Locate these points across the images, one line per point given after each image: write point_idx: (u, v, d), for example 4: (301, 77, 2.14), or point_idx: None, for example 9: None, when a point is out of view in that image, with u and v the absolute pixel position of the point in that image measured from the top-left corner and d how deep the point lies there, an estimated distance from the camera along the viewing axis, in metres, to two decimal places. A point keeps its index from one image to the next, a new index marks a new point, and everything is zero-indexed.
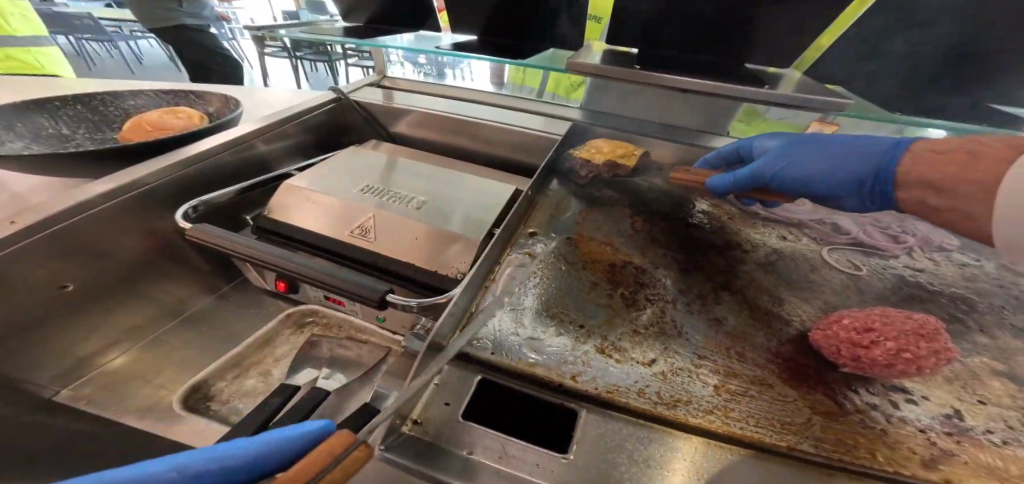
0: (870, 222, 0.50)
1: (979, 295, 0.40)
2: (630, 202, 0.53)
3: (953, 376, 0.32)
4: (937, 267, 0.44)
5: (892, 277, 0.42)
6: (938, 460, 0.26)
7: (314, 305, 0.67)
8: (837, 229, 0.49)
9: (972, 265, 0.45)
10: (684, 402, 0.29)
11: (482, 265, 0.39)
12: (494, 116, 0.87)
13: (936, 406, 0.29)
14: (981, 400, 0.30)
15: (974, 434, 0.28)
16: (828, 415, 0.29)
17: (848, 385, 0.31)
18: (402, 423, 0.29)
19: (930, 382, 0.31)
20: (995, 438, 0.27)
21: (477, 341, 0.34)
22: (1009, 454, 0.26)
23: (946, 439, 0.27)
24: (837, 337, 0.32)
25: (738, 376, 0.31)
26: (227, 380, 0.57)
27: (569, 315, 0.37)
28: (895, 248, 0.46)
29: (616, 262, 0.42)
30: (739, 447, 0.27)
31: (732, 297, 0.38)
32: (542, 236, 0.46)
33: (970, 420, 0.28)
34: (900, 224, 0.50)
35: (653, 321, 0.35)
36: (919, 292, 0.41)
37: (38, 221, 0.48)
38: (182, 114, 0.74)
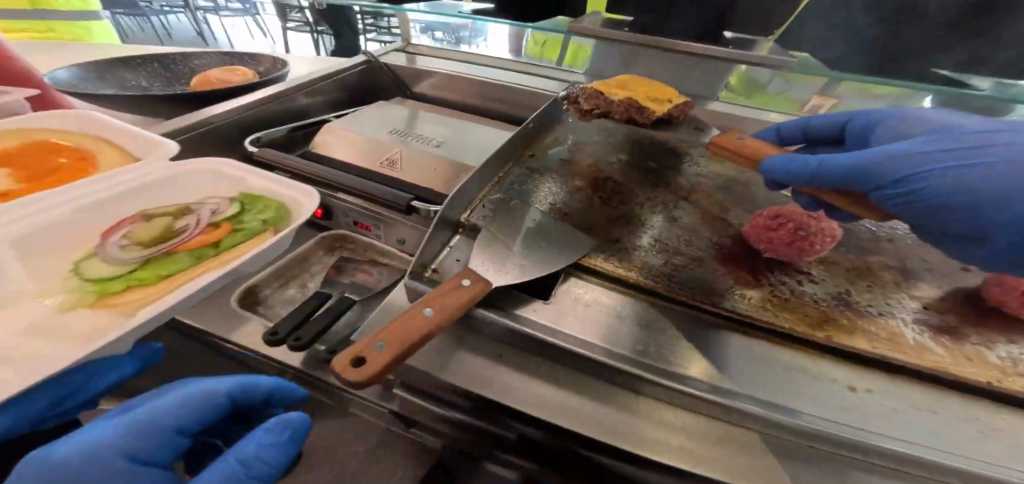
0: None
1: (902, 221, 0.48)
2: (622, 140, 0.62)
3: (853, 267, 0.41)
4: None
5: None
6: (826, 322, 0.34)
7: (343, 232, 0.78)
8: None
9: None
10: (638, 269, 0.38)
11: (490, 168, 0.47)
12: (508, 79, 0.96)
13: (836, 285, 0.38)
14: (871, 283, 0.38)
15: (855, 305, 0.36)
16: (748, 284, 0.38)
17: (770, 267, 0.39)
18: (423, 270, 0.37)
19: (835, 270, 0.40)
20: (875, 311, 0.36)
21: (483, 219, 0.43)
22: (880, 320, 0.35)
23: (834, 307, 0.36)
24: (757, 227, 0.40)
25: (684, 255, 0.40)
26: (273, 288, 0.69)
27: (558, 208, 0.45)
28: None
29: (601, 179, 0.51)
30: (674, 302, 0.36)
31: (691, 207, 0.47)
32: (541, 159, 0.55)
33: (858, 298, 0.37)
34: None
35: (623, 217, 0.44)
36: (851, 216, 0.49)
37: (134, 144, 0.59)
38: (239, 71, 0.85)
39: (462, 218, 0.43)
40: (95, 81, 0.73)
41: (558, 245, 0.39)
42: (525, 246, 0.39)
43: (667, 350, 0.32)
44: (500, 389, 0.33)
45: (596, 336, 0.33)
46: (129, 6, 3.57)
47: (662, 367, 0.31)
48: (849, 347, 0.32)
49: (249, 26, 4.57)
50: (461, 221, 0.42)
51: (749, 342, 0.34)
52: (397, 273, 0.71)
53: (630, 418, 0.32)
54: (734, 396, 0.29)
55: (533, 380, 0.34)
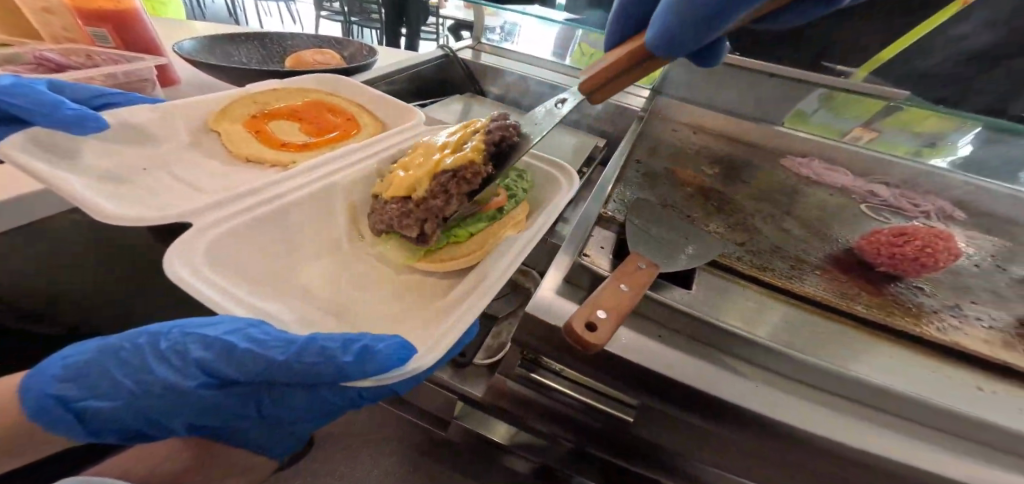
0: (900, 193, 0.62)
1: (980, 249, 0.52)
2: (708, 158, 0.67)
3: (954, 286, 0.44)
4: (950, 228, 0.56)
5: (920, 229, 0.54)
6: (948, 329, 0.38)
7: None
8: (874, 194, 0.61)
9: (981, 233, 0.56)
10: (767, 270, 0.42)
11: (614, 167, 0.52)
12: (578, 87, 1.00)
13: (946, 301, 0.42)
14: (973, 300, 0.42)
15: (967, 317, 0.40)
16: (867, 291, 0.42)
17: (882, 279, 0.44)
18: (578, 253, 0.40)
19: (938, 287, 0.43)
20: (987, 324, 0.39)
21: (616, 212, 0.47)
22: (994, 333, 0.38)
23: (949, 318, 0.40)
24: (878, 241, 0.44)
25: (803, 262, 0.44)
26: None
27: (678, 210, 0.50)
28: (919, 213, 0.58)
29: (705, 188, 0.56)
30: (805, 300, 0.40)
31: (795, 220, 0.51)
32: (646, 166, 0.60)
33: (968, 311, 0.41)
34: (921, 198, 0.62)
35: (738, 224, 0.49)
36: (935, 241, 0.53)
37: None
38: (328, 55, 0.88)
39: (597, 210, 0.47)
40: (205, 52, 0.76)
41: (694, 242, 0.43)
42: (669, 239, 0.42)
43: (815, 344, 0.36)
44: (673, 365, 0.34)
45: (748, 326, 0.36)
46: None
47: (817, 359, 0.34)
48: (978, 352, 0.36)
49: (279, 12, 4.61)
50: (597, 213, 0.46)
51: (885, 345, 0.37)
52: None
53: (801, 402, 0.32)
54: (891, 388, 0.32)
55: (704, 364, 0.34)
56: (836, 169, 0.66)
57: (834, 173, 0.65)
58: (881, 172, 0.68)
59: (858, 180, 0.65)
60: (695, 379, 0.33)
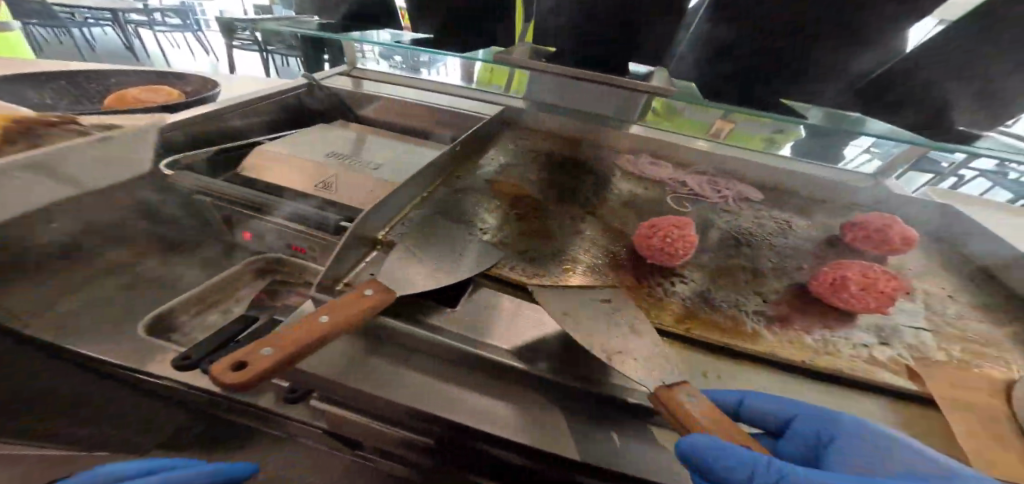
0: (708, 183, 0.67)
1: (761, 227, 0.58)
2: (546, 161, 0.69)
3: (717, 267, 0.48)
4: (742, 210, 0.62)
5: (714, 217, 0.59)
6: (691, 316, 0.41)
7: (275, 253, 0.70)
8: (683, 185, 0.66)
9: (768, 212, 0.63)
10: (540, 277, 0.44)
11: (414, 183, 0.50)
12: (449, 103, 1.02)
13: (697, 287, 0.46)
14: (727, 279, 0.46)
15: (714, 300, 0.44)
16: (629, 287, 0.44)
17: (653, 271, 0.47)
18: (337, 283, 0.39)
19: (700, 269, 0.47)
20: (728, 307, 0.43)
21: (401, 234, 0.46)
22: (729, 314, 0.42)
23: (695, 303, 0.43)
24: (646, 237, 0.48)
25: (580, 263, 0.46)
26: None
27: (476, 224, 0.50)
28: (719, 198, 0.64)
29: (519, 196, 0.57)
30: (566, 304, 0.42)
31: (595, 221, 0.54)
32: (467, 178, 0.59)
33: (718, 297, 0.44)
34: (728, 185, 0.68)
35: (534, 231, 0.50)
36: (723, 224, 0.58)
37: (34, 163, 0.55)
38: (163, 91, 0.83)
39: (381, 234, 0.46)
40: None
41: (467, 257, 0.43)
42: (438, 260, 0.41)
43: (563, 349, 0.37)
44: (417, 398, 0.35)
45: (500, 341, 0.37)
46: (43, 15, 3.24)
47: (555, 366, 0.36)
48: (705, 337, 0.39)
49: (188, 41, 4.31)
50: (380, 237, 0.45)
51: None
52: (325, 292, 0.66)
53: (532, 415, 0.35)
54: (610, 388, 0.34)
55: (451, 391, 0.36)
56: (658, 163, 0.71)
57: (656, 171, 0.69)
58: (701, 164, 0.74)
59: (676, 172, 0.69)
60: (437, 406, 0.35)
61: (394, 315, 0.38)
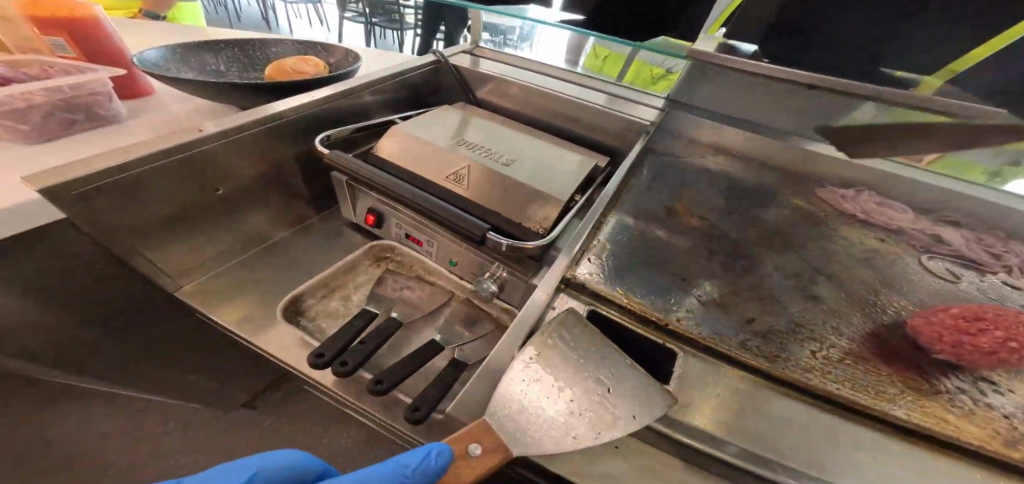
0: (970, 239, 0.48)
1: None
2: (732, 190, 0.55)
3: None
4: None
5: (998, 294, 0.40)
6: (1019, 441, 0.27)
7: (391, 242, 0.73)
8: (940, 239, 0.47)
9: None
10: (781, 359, 0.32)
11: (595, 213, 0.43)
12: (581, 94, 0.89)
13: (1022, 399, 0.29)
14: None
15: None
16: (920, 390, 0.30)
17: (939, 370, 0.31)
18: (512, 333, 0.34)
19: (1017, 379, 0.31)
20: None
21: (588, 276, 0.38)
22: None
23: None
24: (941, 322, 0.32)
25: (833, 346, 0.33)
26: (316, 299, 0.64)
27: (670, 268, 0.40)
28: (998, 265, 0.44)
29: (715, 234, 0.45)
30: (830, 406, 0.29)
31: (829, 282, 0.39)
32: (644, 206, 0.49)
33: None
34: (1002, 244, 0.48)
35: (750, 288, 0.38)
36: (1018, 306, 0.39)
37: (204, 133, 0.56)
38: (312, 62, 0.83)
39: (568, 272, 0.38)
40: (177, 61, 0.73)
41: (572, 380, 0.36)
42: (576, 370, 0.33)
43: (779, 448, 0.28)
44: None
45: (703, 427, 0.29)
46: None
47: (769, 467, 0.27)
48: None
49: (312, 13, 4.67)
50: (567, 275, 0.38)
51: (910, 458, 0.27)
52: (445, 296, 0.67)
53: None
54: None
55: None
56: (890, 203, 0.53)
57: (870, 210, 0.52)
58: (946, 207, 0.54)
59: (918, 218, 0.51)
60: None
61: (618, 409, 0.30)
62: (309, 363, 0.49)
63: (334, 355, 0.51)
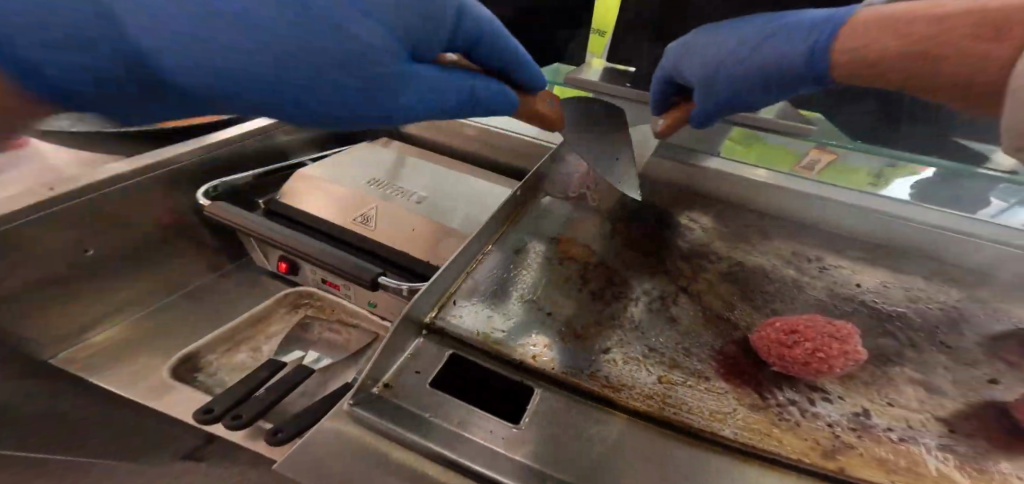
0: (835, 248, 0.52)
1: (917, 315, 0.43)
2: (621, 213, 0.57)
3: (870, 379, 0.35)
4: (886, 288, 0.46)
5: (852, 298, 0.44)
6: (839, 451, 0.28)
7: (310, 287, 0.64)
8: (806, 251, 0.51)
9: (921, 291, 0.47)
10: (628, 386, 0.33)
11: (466, 252, 0.43)
12: (499, 123, 0.92)
13: (848, 405, 0.32)
14: (889, 401, 0.33)
15: (876, 429, 0.30)
16: (751, 406, 0.32)
17: (774, 383, 0.33)
18: (372, 385, 0.31)
19: (850, 385, 0.34)
20: (894, 434, 0.30)
21: (451, 319, 0.38)
22: (903, 448, 0.29)
23: (850, 434, 0.30)
24: (767, 337, 0.36)
25: (680, 369, 0.34)
26: (218, 354, 0.56)
27: (539, 302, 0.41)
28: (857, 270, 0.49)
29: (589, 262, 0.46)
30: (668, 430, 0.30)
31: (690, 300, 0.41)
32: (527, 236, 0.50)
33: (876, 419, 0.31)
34: (862, 249, 0.53)
35: (613, 315, 0.39)
36: (868, 308, 0.43)
37: (71, 188, 0.50)
38: None
39: (429, 317, 0.38)
40: None
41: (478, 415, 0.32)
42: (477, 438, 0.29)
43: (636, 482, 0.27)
44: None
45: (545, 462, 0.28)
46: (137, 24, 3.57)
47: None
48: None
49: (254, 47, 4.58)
50: (428, 321, 0.37)
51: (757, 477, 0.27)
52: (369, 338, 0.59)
53: None
54: None
55: None
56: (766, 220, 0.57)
57: (759, 228, 0.55)
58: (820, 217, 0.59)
59: (791, 231, 0.56)
60: None
61: (477, 466, 0.27)
62: (193, 419, 0.41)
63: (227, 408, 0.42)
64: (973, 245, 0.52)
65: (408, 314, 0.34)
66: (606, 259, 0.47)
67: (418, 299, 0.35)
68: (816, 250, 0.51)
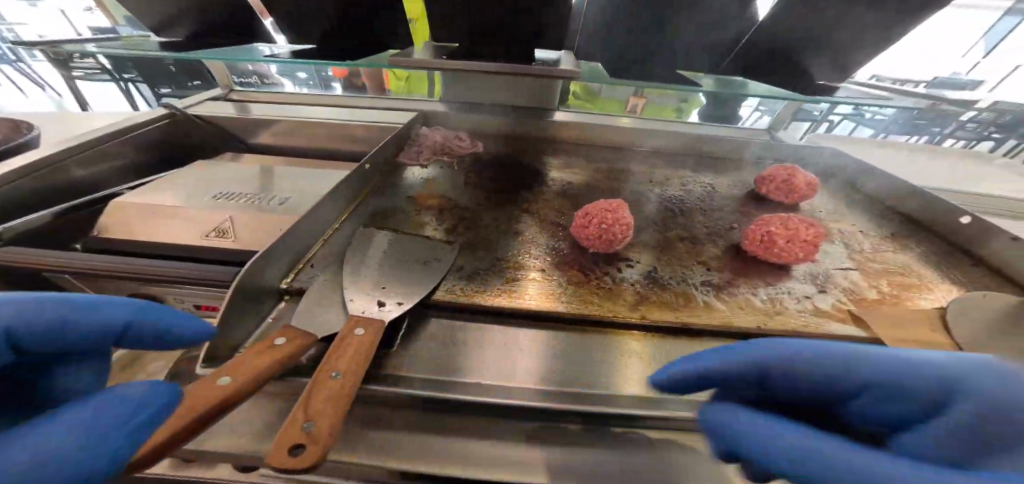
0: (647, 167, 0.68)
1: (698, 198, 0.59)
2: (475, 167, 0.64)
3: (669, 247, 0.48)
4: (680, 186, 0.62)
5: (658, 198, 0.58)
6: (640, 302, 0.38)
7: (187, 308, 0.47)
8: (626, 174, 0.65)
9: (702, 182, 0.64)
10: (482, 291, 0.38)
11: (317, 218, 0.42)
12: (357, 117, 0.90)
13: (646, 266, 0.44)
14: (680, 257, 0.46)
15: (661, 279, 0.42)
16: (577, 283, 0.40)
17: (597, 263, 0.43)
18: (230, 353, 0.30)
19: (655, 254, 0.46)
20: (681, 282, 0.41)
21: (309, 278, 0.38)
22: (683, 292, 0.40)
23: (648, 286, 0.41)
24: (576, 226, 0.46)
25: (526, 268, 0.41)
26: None
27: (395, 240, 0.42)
28: (661, 178, 0.64)
29: (446, 208, 0.51)
30: (520, 316, 0.36)
31: (532, 220, 0.50)
32: (386, 200, 0.53)
33: (664, 274, 0.42)
34: (665, 163, 0.69)
35: (469, 241, 0.45)
36: (669, 202, 0.58)
37: None
38: None
39: (285, 281, 0.37)
40: None
41: None
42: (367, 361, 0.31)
43: (504, 367, 0.31)
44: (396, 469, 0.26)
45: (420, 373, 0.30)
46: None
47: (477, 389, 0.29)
48: (662, 320, 0.36)
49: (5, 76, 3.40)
50: (285, 285, 0.36)
51: (601, 342, 0.34)
52: None
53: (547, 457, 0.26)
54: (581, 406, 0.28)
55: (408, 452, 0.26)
56: (598, 157, 0.70)
57: (595, 164, 0.67)
58: (639, 146, 0.73)
59: (617, 161, 0.70)
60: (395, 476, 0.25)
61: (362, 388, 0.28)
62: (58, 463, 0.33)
63: None
64: (736, 141, 0.70)
65: (248, 272, 0.32)
66: (459, 202, 0.53)
67: (258, 258, 0.32)
68: (633, 171, 0.65)
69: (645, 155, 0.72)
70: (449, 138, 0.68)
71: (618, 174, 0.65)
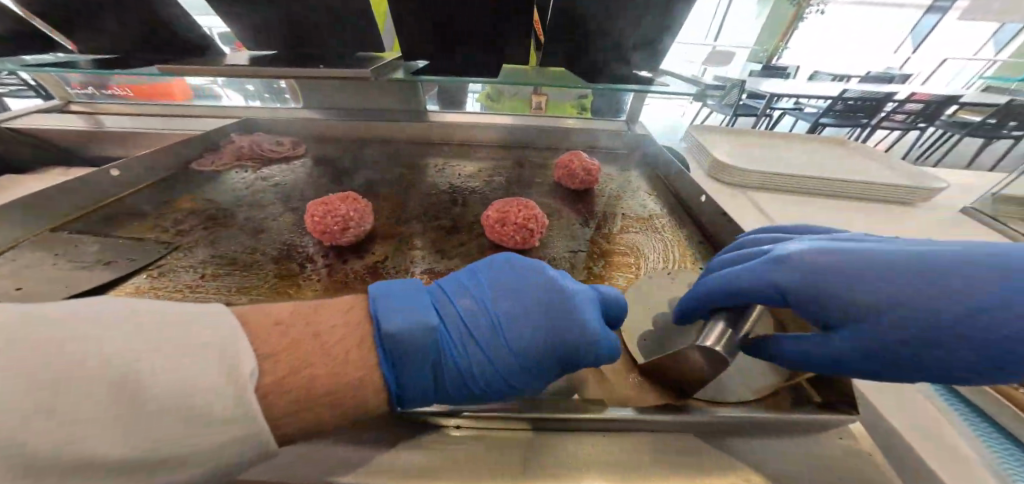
0: (468, 163, 0.67)
1: (498, 191, 0.59)
2: (280, 169, 0.63)
3: (424, 239, 0.47)
4: (488, 180, 0.62)
5: (454, 192, 0.58)
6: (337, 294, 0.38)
7: None
8: (441, 170, 0.65)
9: (516, 175, 0.65)
10: (158, 289, 0.36)
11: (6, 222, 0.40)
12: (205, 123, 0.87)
13: (377, 258, 0.43)
14: (423, 248, 0.45)
15: (380, 270, 0.41)
16: (284, 277, 0.39)
17: (324, 257, 0.42)
18: None
19: (400, 247, 0.45)
20: (399, 273, 0.41)
21: None
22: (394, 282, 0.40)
23: (359, 277, 0.40)
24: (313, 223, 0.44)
25: (236, 264, 0.40)
26: None
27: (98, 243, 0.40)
28: (473, 174, 0.64)
29: (203, 209, 0.49)
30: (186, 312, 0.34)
31: (290, 218, 0.49)
32: (141, 203, 0.50)
33: (390, 265, 0.42)
34: (489, 158, 0.69)
35: (194, 240, 0.43)
36: (464, 196, 0.57)
37: None
38: None
39: None
40: None
41: None
42: None
43: None
44: None
45: None
46: None
47: None
48: None
49: None
50: None
51: None
52: None
53: None
54: None
55: None
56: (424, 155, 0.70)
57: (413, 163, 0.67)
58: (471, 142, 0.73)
59: (442, 158, 0.69)
60: None
61: None
62: None
63: None
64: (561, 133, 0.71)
65: None
66: (224, 203, 0.51)
67: None
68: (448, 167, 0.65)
69: (476, 151, 0.72)
70: (260, 141, 0.66)
71: (425, 171, 0.65)
